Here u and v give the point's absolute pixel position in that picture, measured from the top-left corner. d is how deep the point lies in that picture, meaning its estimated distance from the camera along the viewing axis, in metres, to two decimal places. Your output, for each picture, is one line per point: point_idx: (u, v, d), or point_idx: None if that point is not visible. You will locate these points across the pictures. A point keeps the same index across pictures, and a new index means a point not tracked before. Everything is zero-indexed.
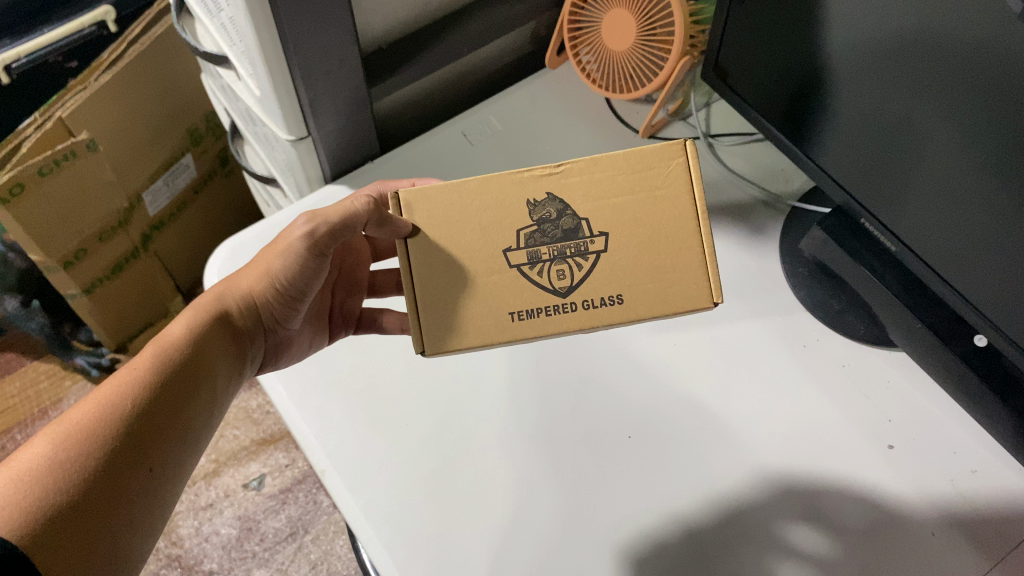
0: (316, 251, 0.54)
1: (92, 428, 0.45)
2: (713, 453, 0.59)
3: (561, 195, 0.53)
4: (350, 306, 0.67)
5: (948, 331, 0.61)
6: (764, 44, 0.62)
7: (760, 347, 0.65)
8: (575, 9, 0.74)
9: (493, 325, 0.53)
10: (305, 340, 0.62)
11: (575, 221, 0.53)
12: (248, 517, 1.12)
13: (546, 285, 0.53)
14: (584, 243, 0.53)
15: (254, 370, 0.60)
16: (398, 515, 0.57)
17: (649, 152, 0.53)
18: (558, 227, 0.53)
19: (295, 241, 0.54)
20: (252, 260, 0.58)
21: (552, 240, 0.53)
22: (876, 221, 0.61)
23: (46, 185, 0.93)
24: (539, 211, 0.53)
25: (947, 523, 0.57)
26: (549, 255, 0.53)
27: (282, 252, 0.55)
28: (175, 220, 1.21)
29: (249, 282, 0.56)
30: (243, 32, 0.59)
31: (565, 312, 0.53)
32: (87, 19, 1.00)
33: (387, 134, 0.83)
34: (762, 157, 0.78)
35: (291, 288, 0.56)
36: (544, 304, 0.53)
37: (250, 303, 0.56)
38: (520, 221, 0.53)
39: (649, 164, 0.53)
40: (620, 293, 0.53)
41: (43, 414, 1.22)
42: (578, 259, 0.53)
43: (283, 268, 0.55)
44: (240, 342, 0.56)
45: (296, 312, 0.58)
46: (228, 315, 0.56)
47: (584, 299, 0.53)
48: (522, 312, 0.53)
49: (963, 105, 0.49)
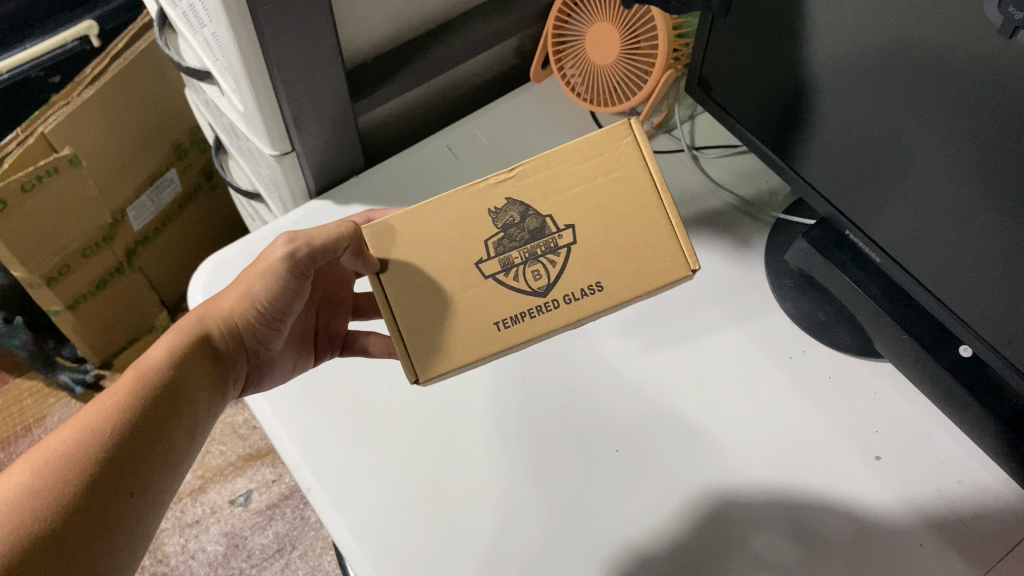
0: (297, 272, 0.54)
1: (71, 454, 0.45)
2: (701, 467, 0.59)
3: (520, 198, 0.54)
4: (336, 326, 0.66)
5: (933, 340, 0.60)
6: (749, 58, 0.62)
7: (747, 359, 0.65)
8: (559, 23, 0.75)
9: (479, 339, 0.52)
10: (287, 361, 0.61)
11: (539, 219, 0.54)
12: (234, 534, 1.11)
13: (525, 287, 0.53)
14: (553, 239, 0.53)
15: (237, 393, 0.59)
16: (384, 533, 0.56)
17: (597, 136, 0.54)
18: (524, 229, 0.54)
19: (274, 263, 0.53)
20: (233, 281, 0.57)
21: (521, 242, 0.53)
22: (859, 232, 0.61)
23: (29, 202, 0.93)
24: (502, 217, 0.54)
25: (934, 534, 0.57)
26: (521, 259, 0.53)
27: (263, 274, 0.54)
28: (160, 235, 1.20)
29: (229, 303, 0.55)
30: (226, 49, 0.59)
31: (549, 310, 0.52)
32: (69, 35, 1.00)
33: (372, 149, 0.83)
34: (747, 169, 0.78)
35: (272, 310, 0.55)
36: (527, 307, 0.53)
37: (231, 327, 0.56)
38: (485, 233, 0.54)
39: (598, 149, 0.54)
40: (599, 280, 0.53)
41: (27, 432, 1.20)
42: (550, 256, 0.53)
43: (265, 289, 0.54)
44: (223, 364, 0.55)
45: (279, 333, 0.58)
46: (209, 337, 0.55)
47: (565, 294, 0.53)
48: (506, 319, 0.53)
49: (944, 117, 0.50)
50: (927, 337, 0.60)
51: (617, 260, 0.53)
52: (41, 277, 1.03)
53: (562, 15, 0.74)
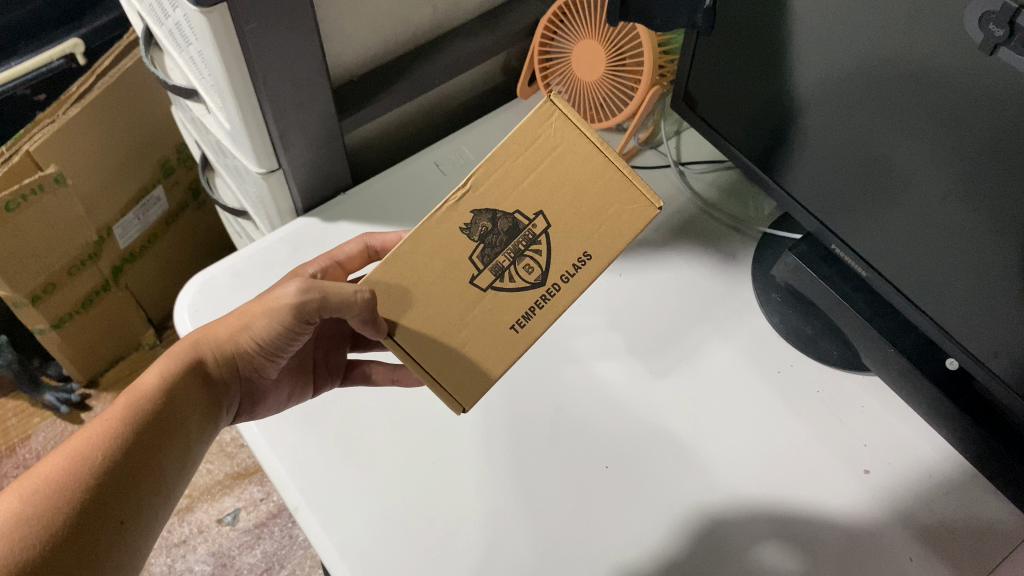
0: (301, 318, 0.52)
1: (61, 481, 0.45)
2: (693, 486, 0.59)
3: (483, 206, 0.52)
4: (336, 359, 0.65)
5: (920, 354, 0.61)
6: (734, 73, 0.63)
7: (737, 376, 0.65)
8: (545, 40, 0.75)
9: (500, 349, 0.53)
10: (281, 393, 0.61)
11: (509, 218, 0.52)
12: (222, 553, 1.10)
13: (524, 284, 0.53)
14: (529, 230, 0.53)
15: (230, 420, 0.59)
16: (374, 552, 0.56)
17: (527, 123, 0.51)
18: (500, 233, 0.52)
19: (280, 306, 0.51)
20: (232, 310, 0.56)
21: (503, 245, 0.52)
22: (844, 246, 0.61)
23: (14, 220, 0.92)
24: (475, 230, 0.52)
25: (923, 547, 0.57)
26: (509, 259, 0.53)
27: (266, 312, 0.52)
28: (147, 252, 1.19)
29: (224, 333, 0.54)
30: (212, 67, 0.59)
31: (555, 295, 0.53)
32: (54, 53, 0.99)
33: (359, 166, 0.83)
34: (733, 184, 0.78)
35: (270, 345, 0.54)
36: (532, 302, 0.53)
37: (226, 356, 0.55)
38: (465, 250, 0.52)
39: (534, 134, 0.52)
40: (586, 251, 0.53)
41: (11, 452, 1.18)
42: (534, 247, 0.53)
43: (264, 326, 0.53)
44: (215, 393, 0.55)
45: (275, 363, 0.57)
46: (202, 365, 0.54)
47: (561, 276, 0.53)
48: (519, 320, 0.53)
49: (929, 135, 0.50)
50: (913, 351, 0.61)
51: (602, 265, 0.53)
52: (25, 295, 1.02)
53: (547, 32, 0.75)
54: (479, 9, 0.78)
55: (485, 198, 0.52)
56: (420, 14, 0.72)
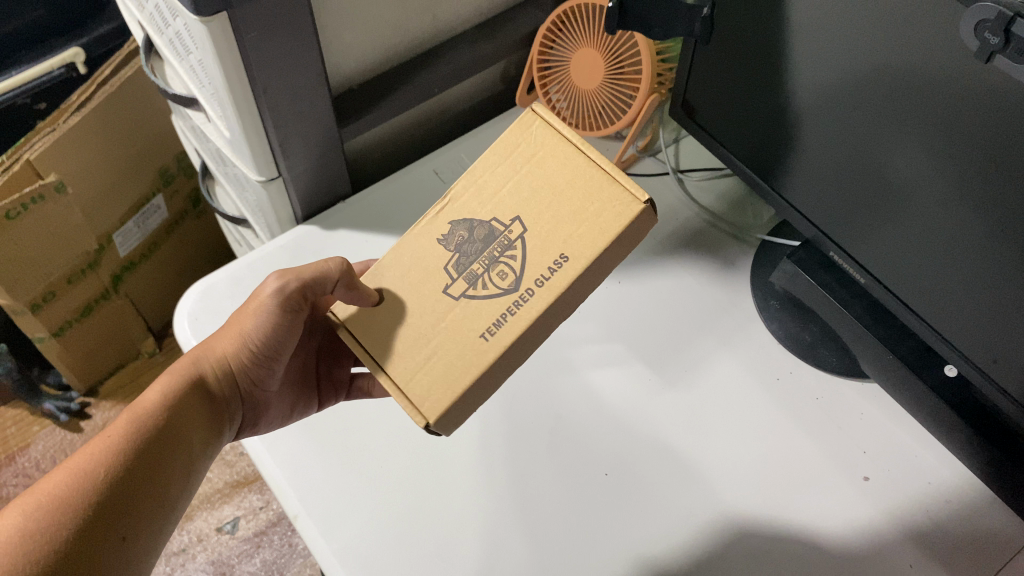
0: (290, 308, 0.54)
1: (65, 497, 0.45)
2: (693, 499, 0.59)
3: (461, 216, 0.54)
4: (338, 373, 0.65)
5: (918, 360, 0.61)
6: (734, 81, 0.63)
7: (738, 387, 0.65)
8: (544, 49, 0.75)
9: (467, 356, 0.50)
10: (284, 405, 0.61)
11: (486, 226, 0.53)
12: (222, 562, 1.10)
13: (496, 291, 0.51)
14: (506, 236, 0.52)
15: (233, 437, 0.59)
16: (372, 559, 0.56)
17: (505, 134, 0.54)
18: (476, 241, 0.53)
19: (267, 298, 0.54)
20: (228, 321, 0.56)
21: (478, 252, 0.53)
22: (842, 253, 0.61)
23: (13, 228, 0.92)
24: (452, 240, 0.54)
25: (921, 554, 0.57)
26: (483, 266, 0.52)
27: (256, 311, 0.54)
28: (146, 260, 1.19)
29: (223, 345, 0.55)
30: (212, 76, 0.59)
31: (528, 300, 0.50)
32: (55, 62, 1.00)
33: (359, 174, 0.83)
34: (731, 190, 0.79)
35: (267, 349, 0.55)
36: (504, 308, 0.51)
37: (225, 368, 0.55)
38: (441, 260, 0.54)
39: (513, 145, 0.54)
40: (564, 252, 0.50)
41: (10, 461, 1.18)
42: (509, 252, 0.52)
43: (257, 328, 0.54)
44: (217, 407, 0.55)
45: (274, 372, 0.57)
46: (203, 379, 0.55)
47: (534, 279, 0.51)
48: (490, 328, 0.50)
49: (926, 143, 0.50)
50: (912, 356, 0.61)
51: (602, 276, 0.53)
52: (25, 304, 1.02)
53: (547, 40, 0.75)
54: (478, 18, 0.78)
55: (463, 209, 0.54)
56: (419, 22, 0.72)
